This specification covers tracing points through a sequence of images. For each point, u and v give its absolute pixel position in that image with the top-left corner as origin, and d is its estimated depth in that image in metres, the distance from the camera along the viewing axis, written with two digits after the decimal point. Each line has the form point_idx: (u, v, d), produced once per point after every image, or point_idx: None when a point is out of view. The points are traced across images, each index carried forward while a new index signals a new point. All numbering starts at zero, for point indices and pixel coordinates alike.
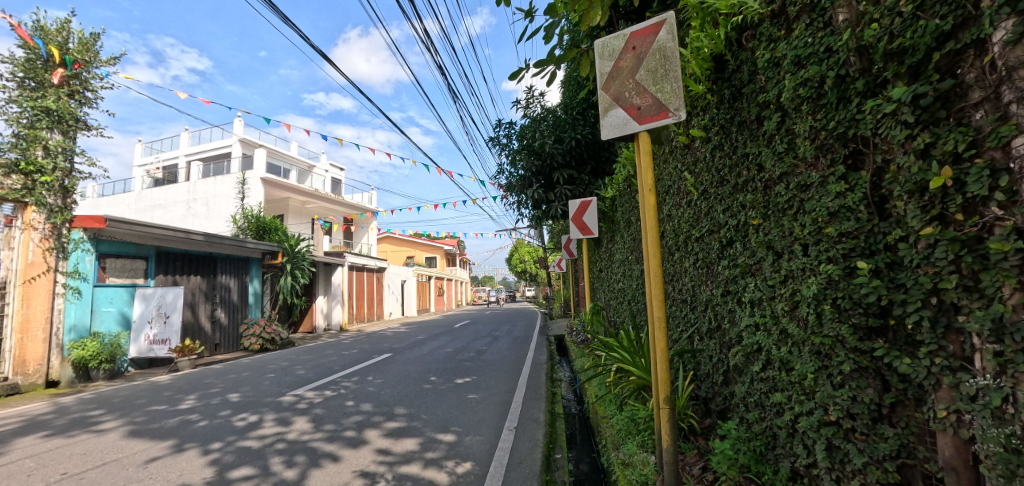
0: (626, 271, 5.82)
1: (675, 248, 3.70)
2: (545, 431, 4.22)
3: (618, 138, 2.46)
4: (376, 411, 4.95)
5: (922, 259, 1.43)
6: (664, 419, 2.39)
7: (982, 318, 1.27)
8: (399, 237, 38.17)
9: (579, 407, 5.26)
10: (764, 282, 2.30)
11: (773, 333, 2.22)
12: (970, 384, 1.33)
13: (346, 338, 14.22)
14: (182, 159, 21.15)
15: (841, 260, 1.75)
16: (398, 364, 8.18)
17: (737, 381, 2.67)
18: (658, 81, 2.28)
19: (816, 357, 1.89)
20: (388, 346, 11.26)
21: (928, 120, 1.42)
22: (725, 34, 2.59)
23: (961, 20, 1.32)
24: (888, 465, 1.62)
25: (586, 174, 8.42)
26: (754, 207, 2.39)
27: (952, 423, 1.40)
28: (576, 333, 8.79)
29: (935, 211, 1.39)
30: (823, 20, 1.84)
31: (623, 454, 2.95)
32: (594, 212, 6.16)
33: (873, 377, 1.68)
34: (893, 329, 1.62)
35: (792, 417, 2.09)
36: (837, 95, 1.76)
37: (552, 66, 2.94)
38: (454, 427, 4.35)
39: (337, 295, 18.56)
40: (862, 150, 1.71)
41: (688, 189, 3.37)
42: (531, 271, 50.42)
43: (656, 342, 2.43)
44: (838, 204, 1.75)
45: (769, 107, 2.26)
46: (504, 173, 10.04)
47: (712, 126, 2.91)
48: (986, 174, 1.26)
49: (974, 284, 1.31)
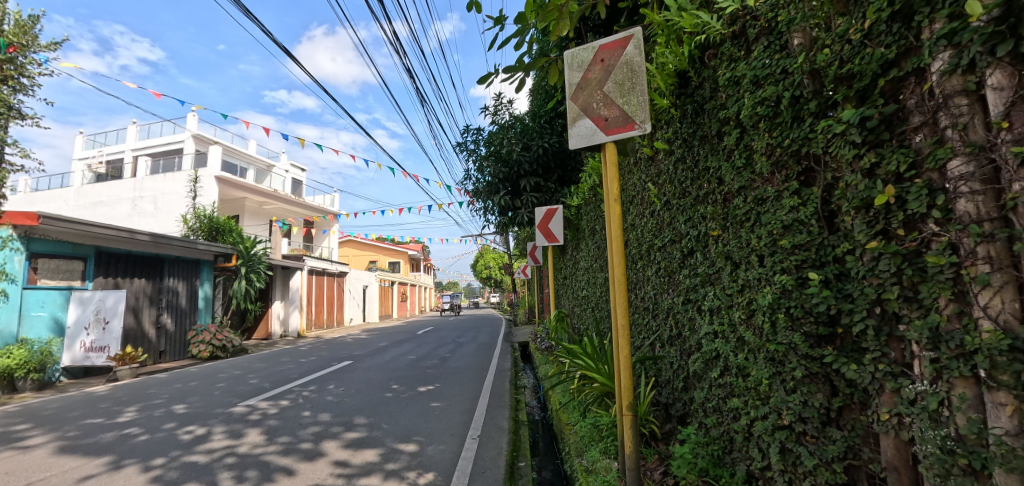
0: (590, 279, 5.90)
1: (638, 257, 3.79)
2: (509, 439, 4.20)
3: (585, 148, 2.50)
4: (335, 422, 4.78)
5: (867, 271, 1.52)
6: (626, 425, 2.42)
7: (920, 327, 1.35)
8: (361, 242, 37.31)
9: (542, 414, 5.26)
10: (722, 291, 2.38)
11: (730, 340, 2.30)
12: (910, 389, 1.41)
13: (303, 345, 13.68)
14: (128, 154, 19.93)
15: (794, 271, 1.83)
16: (358, 371, 7.94)
17: (696, 387, 2.75)
18: (625, 94, 2.34)
19: (771, 363, 1.98)
20: (348, 353, 10.92)
21: (874, 141, 1.52)
22: (688, 52, 2.70)
23: (904, 49, 1.42)
24: (836, 466, 1.70)
25: (553, 182, 8.53)
26: (714, 219, 2.48)
27: (893, 425, 1.49)
28: (540, 339, 8.84)
29: (879, 226, 1.48)
30: (779, 44, 1.94)
31: (587, 461, 2.96)
32: (560, 220, 6.23)
33: (823, 382, 1.76)
34: (841, 337, 1.71)
35: (747, 422, 2.16)
36: (792, 114, 1.85)
37: (521, 73, 2.97)
38: (416, 436, 4.26)
39: (295, 300, 17.88)
40: (813, 168, 1.80)
41: (651, 199, 3.47)
42: (496, 277, 50.34)
43: (620, 349, 2.46)
44: (792, 218, 1.84)
45: (728, 123, 2.35)
46: (470, 179, 10.01)
47: (675, 139, 3.01)
48: (924, 192, 1.35)
49: (913, 295, 1.40)
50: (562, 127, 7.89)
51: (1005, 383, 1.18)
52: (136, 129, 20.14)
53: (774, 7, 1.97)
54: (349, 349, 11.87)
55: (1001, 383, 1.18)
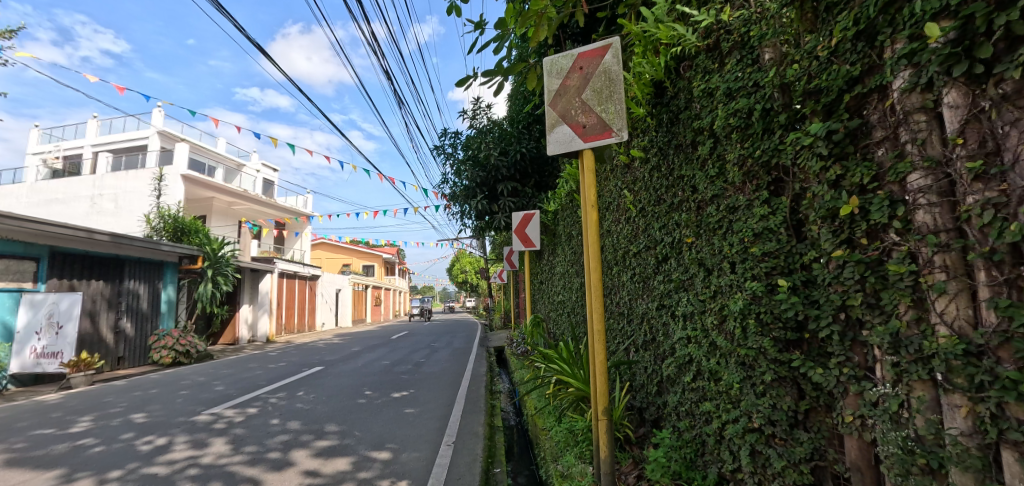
0: (566, 284, 5.96)
1: (614, 262, 3.84)
2: (484, 445, 4.17)
3: (563, 154, 2.53)
4: (305, 430, 4.65)
5: (832, 278, 1.58)
6: (601, 430, 2.44)
7: (882, 333, 1.41)
8: (335, 244, 36.66)
9: (517, 419, 5.26)
10: (695, 297, 2.44)
11: (703, 345, 2.35)
12: (872, 392, 1.47)
13: (273, 350, 13.28)
14: (88, 149, 19.04)
15: (763, 277, 1.89)
16: (330, 377, 7.76)
17: (670, 391, 2.80)
18: (602, 101, 2.37)
19: (741, 367, 2.03)
20: (319, 358, 10.66)
21: (840, 154, 1.58)
22: (665, 63, 2.75)
23: (868, 67, 1.48)
24: (804, 467, 1.75)
25: (530, 187, 8.59)
26: (688, 226, 2.53)
27: (857, 427, 1.55)
28: (516, 344, 8.84)
29: (844, 235, 1.55)
30: (751, 58, 2.01)
31: (562, 466, 2.97)
32: (537, 225, 6.26)
33: (790, 385, 1.82)
34: (807, 341, 1.77)
35: (719, 425, 2.22)
36: (763, 126, 1.91)
37: (500, 77, 2.98)
38: (389, 444, 4.19)
39: (263, 304, 17.36)
40: (782, 178, 1.87)
41: (627, 206, 3.53)
42: (472, 282, 50.13)
43: (596, 354, 2.48)
44: (762, 226, 1.90)
45: (702, 133, 2.42)
46: (447, 182, 9.98)
47: (651, 147, 3.07)
48: (886, 204, 1.41)
49: (876, 301, 1.46)
50: (539, 132, 7.97)
51: (960, 386, 1.23)
52: (96, 124, 19.25)
53: (746, 23, 2.04)
54: (320, 354, 11.59)
55: (956, 385, 1.23)
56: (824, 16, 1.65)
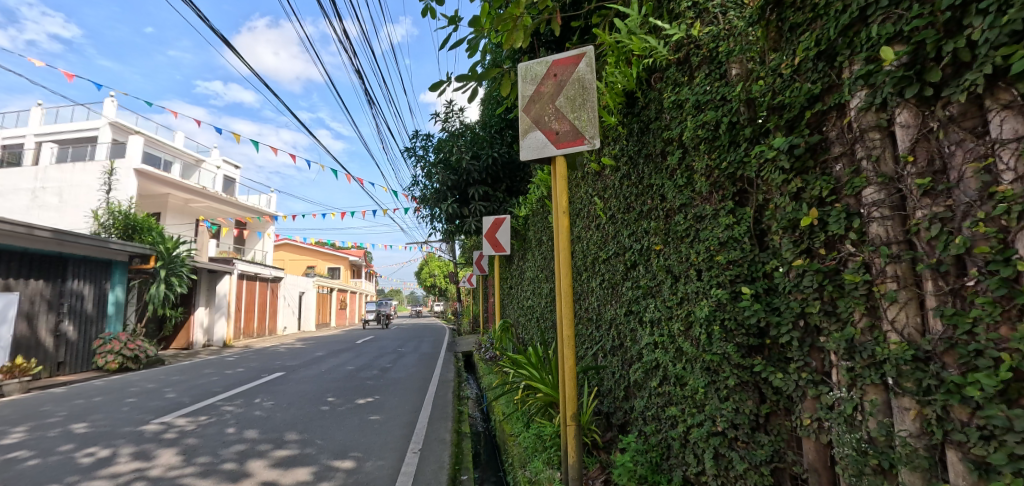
0: (536, 289, 5.98)
1: (583, 268, 3.88)
2: (451, 451, 4.11)
3: (535, 160, 2.53)
4: (264, 439, 4.46)
5: (793, 286, 1.65)
6: (570, 435, 2.44)
7: (838, 338, 1.48)
8: (299, 246, 35.60)
9: (485, 425, 5.22)
10: (662, 303, 2.49)
11: (669, 351, 2.40)
12: (829, 395, 1.54)
13: (229, 355, 12.70)
14: (29, 139, 17.80)
15: (728, 285, 1.95)
16: (291, 383, 7.50)
17: (637, 396, 2.85)
18: (576, 109, 2.40)
19: (706, 372, 2.08)
20: (280, 363, 10.27)
21: (801, 168, 1.65)
22: (637, 73, 2.81)
23: (828, 86, 1.55)
24: (764, 469, 1.81)
25: (501, 192, 8.58)
26: (656, 234, 2.59)
27: (814, 429, 1.61)
28: (484, 350, 8.77)
29: (804, 245, 1.61)
30: (719, 73, 2.08)
31: (530, 472, 2.96)
32: (508, 230, 6.26)
33: (752, 390, 1.88)
34: (768, 347, 1.84)
35: (684, 429, 2.26)
36: (729, 139, 1.98)
37: (474, 82, 2.98)
38: (353, 452, 4.07)
39: (221, 307, 16.60)
40: (747, 189, 1.95)
41: (597, 212, 3.57)
42: (440, 286, 49.56)
43: (565, 359, 2.48)
44: (727, 235, 1.97)
45: (671, 144, 2.48)
46: (418, 185, 9.89)
47: (621, 156, 3.12)
48: (842, 216, 1.48)
49: (832, 309, 1.53)
50: (511, 138, 8.00)
51: (909, 390, 1.28)
52: (39, 112, 18.00)
53: (715, 38, 2.11)
54: (281, 359, 11.21)
55: (906, 389, 1.29)
56: (788, 35, 1.72)
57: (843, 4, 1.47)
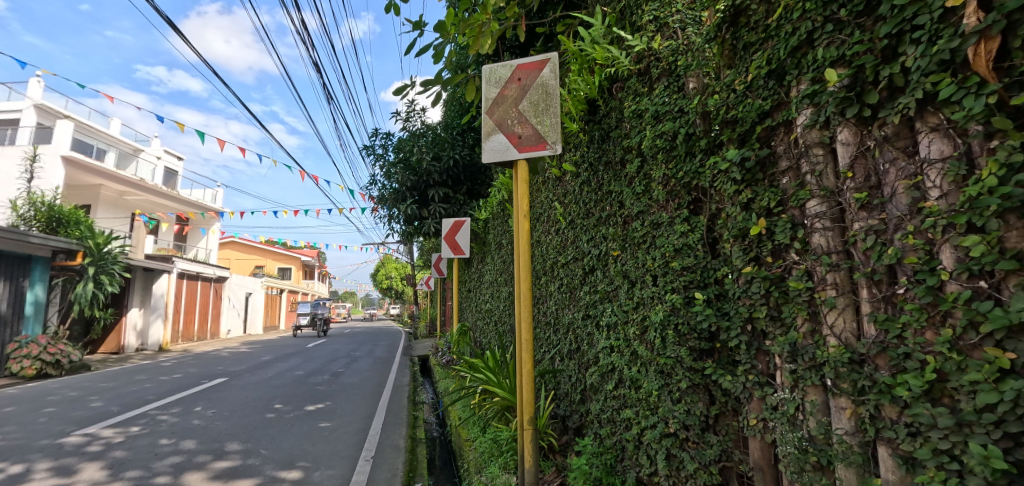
0: (494, 293, 6.00)
1: (542, 272, 3.92)
2: (405, 458, 4.01)
3: (497, 163, 2.53)
4: (202, 450, 4.19)
5: (742, 292, 1.73)
6: (526, 439, 2.43)
7: (782, 342, 1.56)
8: (246, 245, 33.97)
9: (440, 430, 5.14)
10: (619, 307, 2.54)
11: (625, 354, 2.45)
12: (774, 396, 1.62)
13: (165, 360, 11.87)
14: None
15: (682, 290, 2.02)
16: (234, 390, 7.10)
17: (593, 399, 2.89)
18: (539, 114, 2.42)
19: (660, 375, 2.13)
20: (223, 368, 9.72)
21: (751, 180, 1.74)
22: (599, 82, 2.87)
23: (776, 103, 1.65)
24: (713, 468, 1.88)
25: (462, 194, 8.53)
26: (614, 239, 2.64)
27: (760, 429, 1.69)
28: (441, 353, 8.63)
29: (754, 253, 1.70)
30: (676, 86, 2.16)
31: (485, 477, 2.95)
32: (467, 232, 6.22)
33: (703, 392, 1.95)
34: (718, 350, 1.92)
35: (638, 431, 2.31)
36: (685, 149, 2.05)
37: (438, 87, 2.96)
38: (301, 462, 3.89)
39: (157, 308, 15.49)
40: (701, 199, 2.03)
41: (557, 217, 3.61)
42: (397, 288, 48.42)
43: (523, 362, 2.46)
44: (682, 242, 2.04)
45: (631, 152, 2.55)
46: (376, 184, 9.69)
47: (582, 162, 3.18)
48: (788, 227, 1.57)
49: (777, 314, 1.62)
50: (473, 140, 8.00)
51: (845, 390, 1.37)
52: None
53: (674, 52, 2.19)
54: (224, 364, 10.61)
55: (843, 390, 1.37)
56: (741, 53, 1.80)
57: (792, 26, 1.55)
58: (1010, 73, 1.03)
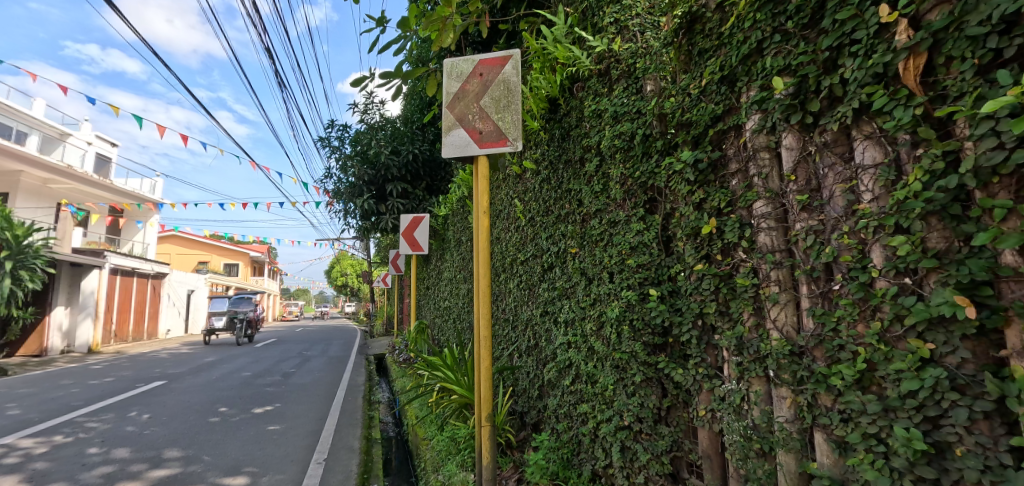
0: (453, 290, 5.97)
1: (501, 269, 3.93)
2: (360, 460, 3.92)
3: (457, 158, 2.50)
4: (137, 458, 3.91)
5: (693, 289, 1.80)
6: (484, 436, 2.42)
7: (730, 336, 1.64)
8: (189, 239, 32.07)
9: (397, 429, 5.05)
10: (577, 304, 2.58)
11: (582, 350, 2.50)
12: (721, 388, 1.70)
13: (96, 363, 11.00)
14: None
15: (637, 287, 2.07)
16: (174, 393, 6.69)
17: (550, 395, 2.92)
18: (500, 110, 2.41)
19: (615, 370, 2.19)
20: (161, 371, 9.12)
21: (703, 181, 1.81)
22: (560, 81, 2.90)
23: (728, 108, 1.72)
24: (664, 458, 1.94)
25: (421, 190, 8.40)
26: (573, 237, 2.68)
27: (708, 419, 1.77)
28: (398, 351, 8.47)
29: (705, 251, 1.77)
30: (634, 88, 2.21)
31: (442, 476, 2.92)
32: (426, 229, 6.13)
33: (655, 385, 2.01)
34: (670, 345, 1.98)
35: (594, 425, 2.36)
36: (642, 150, 2.11)
37: (399, 80, 2.89)
38: (247, 468, 3.72)
39: (86, 307, 14.32)
40: (656, 198, 2.09)
41: (517, 214, 3.62)
42: (352, 286, 47.21)
43: (481, 358, 2.45)
44: (638, 240, 2.10)
45: (590, 151, 2.59)
46: (331, 177, 9.39)
47: (542, 160, 3.20)
48: (736, 226, 1.65)
49: (726, 310, 1.70)
50: (433, 135, 7.92)
51: (787, 381, 1.45)
52: None
53: (633, 55, 2.24)
54: (162, 366, 9.98)
55: (784, 380, 1.45)
56: (697, 59, 1.87)
57: (744, 35, 1.63)
58: (935, 87, 1.11)
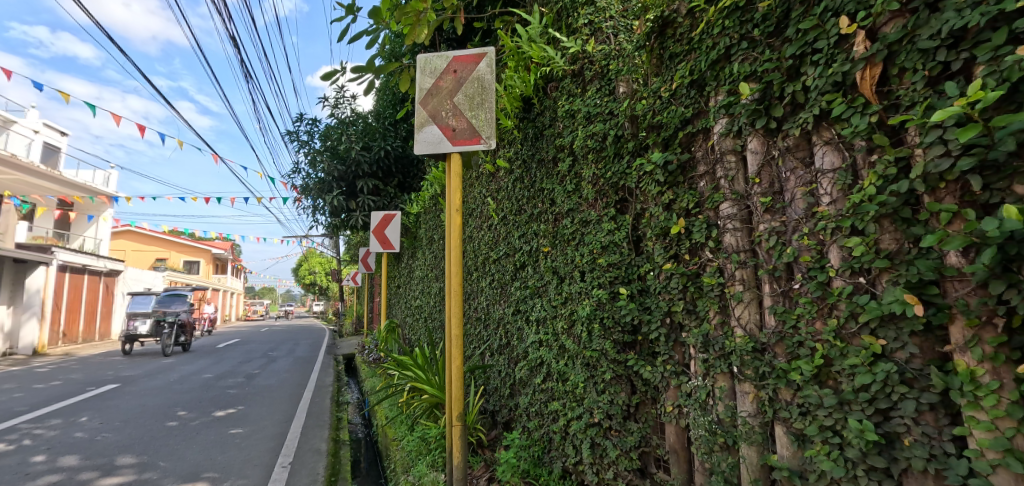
0: (424, 288, 5.90)
1: (474, 268, 3.92)
2: (327, 462, 3.83)
3: (430, 155, 2.47)
4: (87, 466, 3.71)
5: (662, 288, 1.84)
6: (455, 435, 2.40)
7: (697, 334, 1.69)
8: (146, 235, 30.61)
9: (366, 431, 4.96)
10: (549, 303, 2.60)
11: (553, 348, 2.52)
12: (688, 384, 1.75)
13: (41, 366, 10.34)
14: None
15: (608, 285, 2.10)
16: (128, 397, 6.37)
17: (522, 393, 2.93)
18: (474, 107, 2.40)
19: (586, 368, 2.22)
20: (114, 373, 8.67)
21: (672, 182, 1.85)
22: (535, 81, 2.91)
23: (696, 111, 1.77)
24: (634, 453, 1.97)
25: (393, 187, 8.28)
26: (545, 236, 2.69)
27: (675, 415, 1.81)
28: (368, 351, 8.32)
29: (673, 251, 1.82)
30: (607, 89, 2.24)
31: (413, 477, 2.89)
32: (398, 227, 6.04)
33: (625, 382, 2.05)
34: (640, 343, 2.02)
35: (565, 422, 2.38)
36: (614, 150, 2.14)
37: (371, 74, 2.84)
38: (207, 473, 3.58)
39: (31, 307, 13.50)
40: (627, 199, 2.12)
41: (490, 213, 3.62)
42: (321, 284, 46.19)
43: (453, 357, 2.43)
44: (609, 239, 2.13)
45: (563, 151, 2.61)
46: (299, 172, 9.14)
47: (516, 159, 3.20)
48: (703, 227, 1.70)
49: (693, 308, 1.75)
50: (406, 132, 7.84)
51: (749, 377, 1.50)
52: None
53: (607, 57, 2.27)
54: (115, 368, 9.48)
55: (747, 376, 1.50)
56: (668, 62, 1.91)
57: (712, 41, 1.67)
58: (888, 97, 1.17)
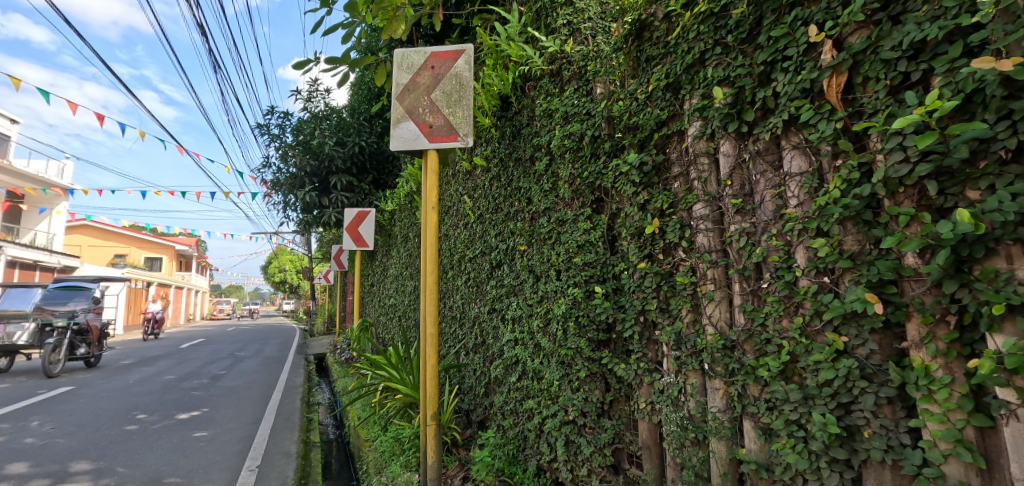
0: (399, 287, 5.83)
1: (449, 266, 3.89)
2: (297, 465, 3.74)
3: (406, 151, 2.43)
4: (37, 473, 3.51)
5: (636, 286, 1.87)
6: (430, 435, 2.37)
7: (670, 332, 1.72)
8: (104, 229, 29.17)
9: (337, 432, 4.86)
10: (524, 301, 2.61)
11: (528, 346, 2.53)
12: (660, 381, 1.78)
13: None
14: None
15: (583, 284, 2.13)
16: (83, 400, 6.06)
17: (497, 392, 2.93)
18: (451, 104, 2.38)
19: (561, 366, 2.23)
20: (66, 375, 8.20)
21: (647, 183, 1.89)
22: (512, 79, 2.90)
23: (671, 113, 1.81)
24: (607, 450, 2.00)
25: (367, 183, 8.12)
26: (522, 234, 2.70)
27: (648, 412, 1.85)
28: (340, 351, 8.15)
29: (647, 250, 1.85)
30: (585, 90, 2.26)
31: (386, 477, 2.85)
32: (372, 224, 5.94)
33: (599, 380, 2.08)
34: (614, 341, 2.05)
35: (540, 421, 2.40)
36: (591, 150, 2.16)
37: (346, 67, 2.78)
38: (168, 479, 3.45)
39: None
40: (603, 199, 2.15)
41: (466, 211, 3.60)
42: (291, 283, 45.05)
43: (429, 356, 2.39)
44: (585, 239, 2.15)
45: (540, 150, 2.62)
46: (270, 166, 8.88)
47: (493, 157, 3.19)
48: (677, 227, 1.73)
49: (666, 307, 1.78)
50: (382, 128, 7.73)
51: (720, 374, 1.54)
52: None
53: (585, 57, 2.28)
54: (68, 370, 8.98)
55: (717, 372, 1.54)
56: (644, 65, 1.94)
57: (688, 45, 1.71)
58: (853, 104, 1.22)
